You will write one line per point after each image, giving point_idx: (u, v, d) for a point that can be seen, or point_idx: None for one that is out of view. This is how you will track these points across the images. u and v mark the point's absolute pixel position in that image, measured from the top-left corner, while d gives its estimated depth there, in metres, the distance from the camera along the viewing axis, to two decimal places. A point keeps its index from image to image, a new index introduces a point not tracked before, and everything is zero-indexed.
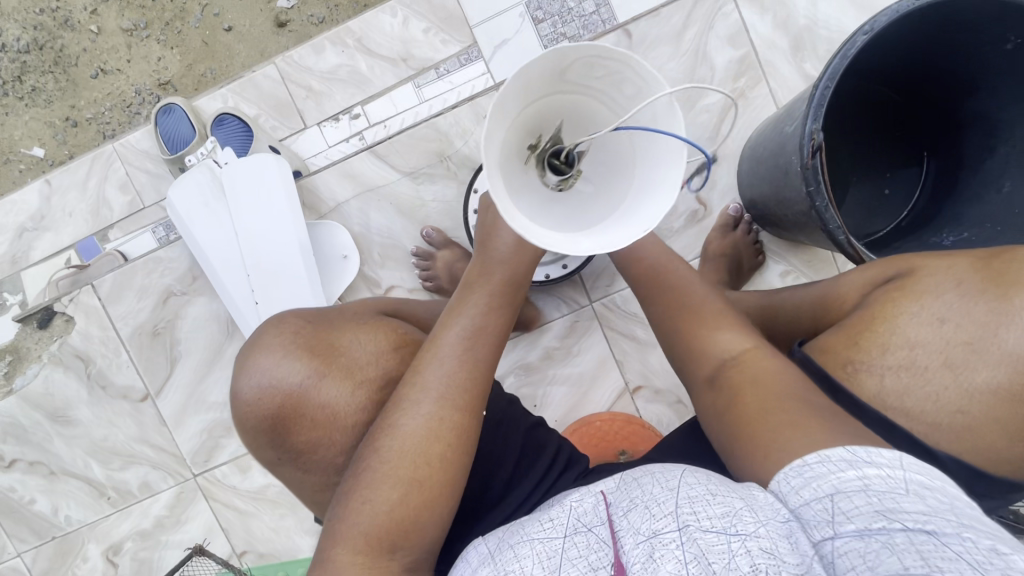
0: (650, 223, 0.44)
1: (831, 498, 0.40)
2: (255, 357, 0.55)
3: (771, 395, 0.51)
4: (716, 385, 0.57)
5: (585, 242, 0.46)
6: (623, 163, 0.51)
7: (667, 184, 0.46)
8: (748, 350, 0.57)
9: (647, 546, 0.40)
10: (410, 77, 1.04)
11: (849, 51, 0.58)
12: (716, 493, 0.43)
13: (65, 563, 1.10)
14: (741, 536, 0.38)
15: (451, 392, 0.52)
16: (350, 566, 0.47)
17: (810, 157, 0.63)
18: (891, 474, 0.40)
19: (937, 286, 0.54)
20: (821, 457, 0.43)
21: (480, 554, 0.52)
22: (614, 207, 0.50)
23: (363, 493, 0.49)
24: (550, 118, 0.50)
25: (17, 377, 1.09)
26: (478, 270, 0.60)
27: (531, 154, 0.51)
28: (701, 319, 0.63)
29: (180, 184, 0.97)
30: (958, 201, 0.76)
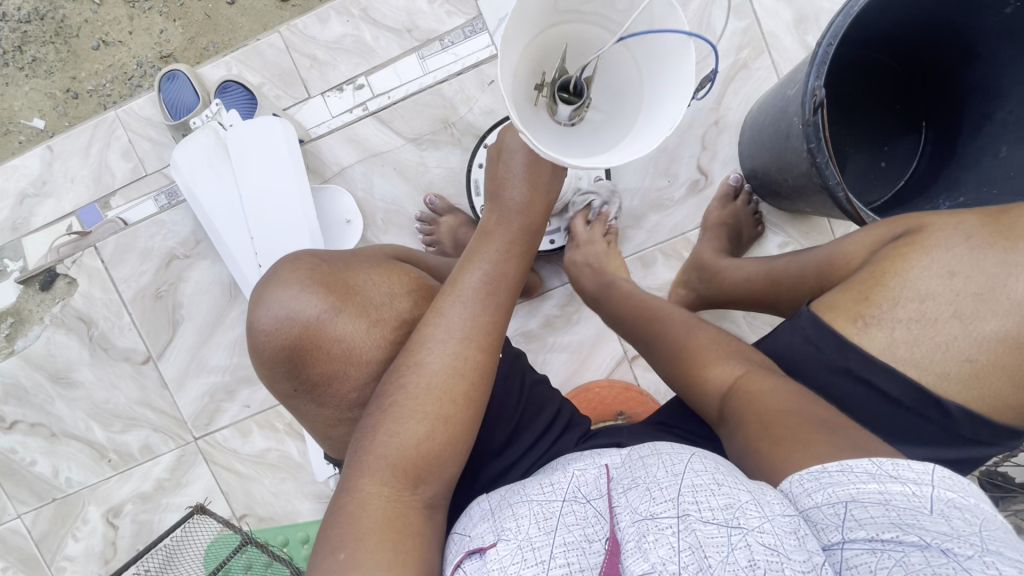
0: (671, 126, 0.46)
1: (844, 505, 0.39)
2: (273, 291, 0.57)
3: (774, 415, 0.50)
4: (725, 415, 0.55)
5: (613, 158, 0.48)
6: (630, 84, 0.53)
7: (683, 87, 0.47)
8: (742, 376, 0.56)
9: (642, 526, 0.40)
10: (414, 48, 1.04)
11: (852, 9, 0.59)
12: (722, 483, 0.42)
13: (65, 525, 1.11)
14: (742, 530, 0.37)
15: (473, 333, 0.54)
16: (377, 497, 0.48)
17: (811, 113, 0.64)
18: (917, 492, 0.39)
19: (947, 239, 0.54)
20: (842, 467, 0.42)
21: (481, 511, 0.52)
22: (628, 128, 0.52)
23: (389, 428, 0.50)
24: (550, 53, 0.52)
25: (18, 340, 1.10)
26: (493, 218, 0.60)
27: (539, 93, 0.52)
28: (693, 355, 0.61)
29: (184, 146, 0.97)
30: (956, 168, 0.77)
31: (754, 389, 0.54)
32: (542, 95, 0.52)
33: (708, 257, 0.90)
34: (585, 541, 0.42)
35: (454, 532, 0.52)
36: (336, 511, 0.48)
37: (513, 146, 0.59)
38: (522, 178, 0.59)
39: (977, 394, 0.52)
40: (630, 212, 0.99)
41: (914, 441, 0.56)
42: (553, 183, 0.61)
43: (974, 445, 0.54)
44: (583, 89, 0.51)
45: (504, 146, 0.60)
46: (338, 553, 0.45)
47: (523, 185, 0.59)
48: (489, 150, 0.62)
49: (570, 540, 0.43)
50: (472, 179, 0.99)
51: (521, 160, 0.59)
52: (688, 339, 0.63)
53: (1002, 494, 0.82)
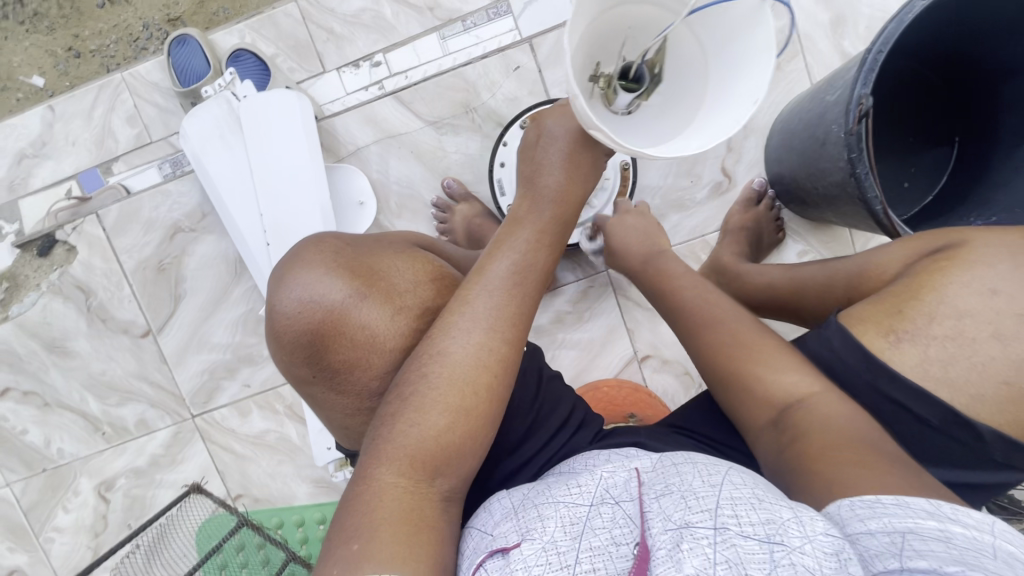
0: (758, 98, 0.44)
1: (902, 535, 0.38)
2: (295, 273, 0.55)
3: (844, 442, 0.49)
4: (784, 431, 0.54)
5: (691, 144, 0.46)
6: (689, 64, 0.50)
7: (760, 66, 0.45)
8: (814, 393, 0.55)
9: (676, 533, 0.37)
10: (435, 27, 1.00)
11: (908, 15, 0.57)
12: (763, 499, 0.41)
13: (55, 496, 1.09)
14: (785, 548, 0.35)
15: (500, 323, 0.51)
16: (393, 488, 0.46)
17: (855, 122, 0.62)
18: (978, 536, 0.38)
19: (991, 257, 0.52)
20: (899, 500, 0.42)
21: (503, 509, 0.51)
22: (694, 110, 0.49)
23: (410, 417, 0.48)
24: (603, 40, 0.49)
25: (14, 305, 1.06)
26: (524, 206, 0.56)
27: (594, 85, 0.50)
28: (753, 355, 0.60)
29: (195, 115, 0.94)
30: (990, 184, 0.75)
31: (815, 409, 0.53)
32: (597, 86, 0.49)
33: (727, 261, 0.88)
34: (612, 544, 0.39)
35: (473, 528, 0.51)
36: (350, 500, 0.46)
37: (554, 130, 0.55)
38: (559, 165, 0.55)
39: (1013, 418, 0.50)
40: (650, 210, 0.97)
41: (941, 457, 0.55)
42: (590, 175, 0.56)
43: (1002, 469, 0.53)
44: (642, 75, 0.50)
45: (544, 130, 0.56)
46: (351, 544, 0.43)
47: (560, 174, 0.55)
48: (529, 122, 0.58)
49: (597, 544, 0.40)
50: (495, 177, 0.96)
51: (560, 148, 0.55)
52: (752, 341, 0.61)
53: (1008, 516, 0.82)
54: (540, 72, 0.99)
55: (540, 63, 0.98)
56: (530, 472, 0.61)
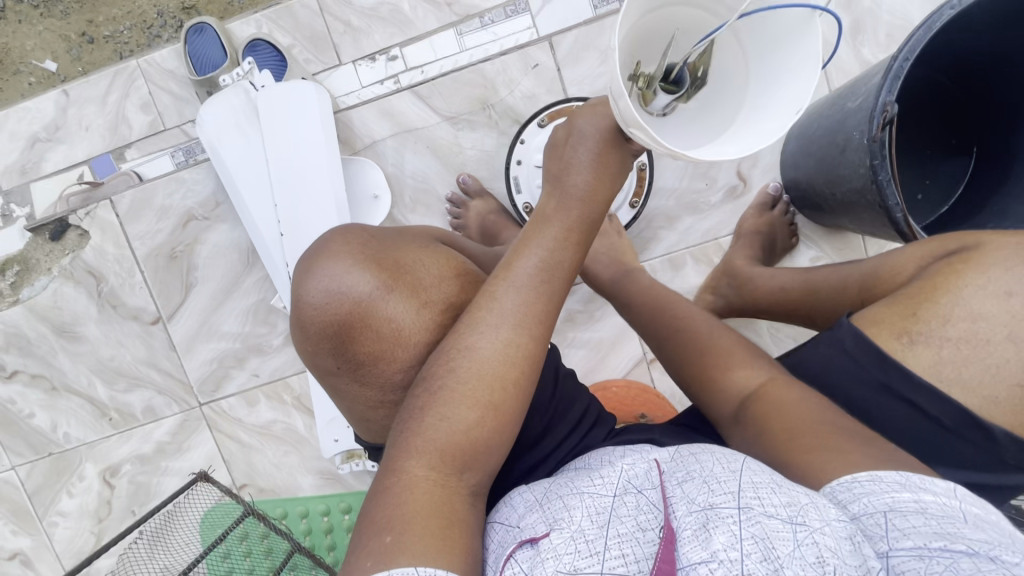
0: (800, 107, 0.44)
1: (885, 514, 0.40)
2: (323, 265, 0.56)
3: (792, 425, 0.50)
4: (743, 420, 0.55)
5: (729, 149, 0.46)
6: (729, 69, 0.50)
7: (804, 77, 0.45)
8: (767, 383, 0.56)
9: (701, 515, 0.39)
10: (453, 23, 1.00)
11: (936, 24, 0.57)
12: (783, 484, 0.42)
13: (60, 480, 1.09)
14: (807, 528, 0.36)
15: (527, 320, 0.51)
16: (423, 481, 0.46)
17: (879, 129, 0.62)
18: (948, 503, 0.41)
19: (1004, 260, 0.53)
20: (873, 477, 0.43)
21: (526, 502, 0.51)
22: (733, 116, 0.49)
23: (438, 411, 0.49)
24: (645, 40, 0.49)
25: (24, 288, 1.06)
26: (551, 204, 0.56)
27: (633, 84, 0.49)
28: (712, 353, 0.62)
29: (213, 104, 0.94)
30: (1006, 195, 0.75)
31: (767, 399, 0.54)
32: (637, 86, 0.50)
33: (740, 264, 0.88)
34: (639, 530, 0.40)
35: (495, 523, 0.51)
36: (380, 491, 0.47)
37: (585, 129, 0.55)
38: (588, 163, 0.54)
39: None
40: (664, 212, 0.97)
41: (951, 460, 0.55)
42: (619, 172, 0.56)
43: (1013, 474, 0.54)
44: (682, 78, 0.49)
45: (573, 129, 0.55)
46: (384, 536, 0.43)
47: (588, 171, 0.55)
48: (561, 122, 0.57)
49: (625, 531, 0.41)
50: (510, 175, 0.96)
51: (589, 147, 0.54)
52: (711, 342, 0.63)
53: None
54: (558, 71, 0.98)
55: (558, 62, 0.98)
56: (548, 469, 0.62)
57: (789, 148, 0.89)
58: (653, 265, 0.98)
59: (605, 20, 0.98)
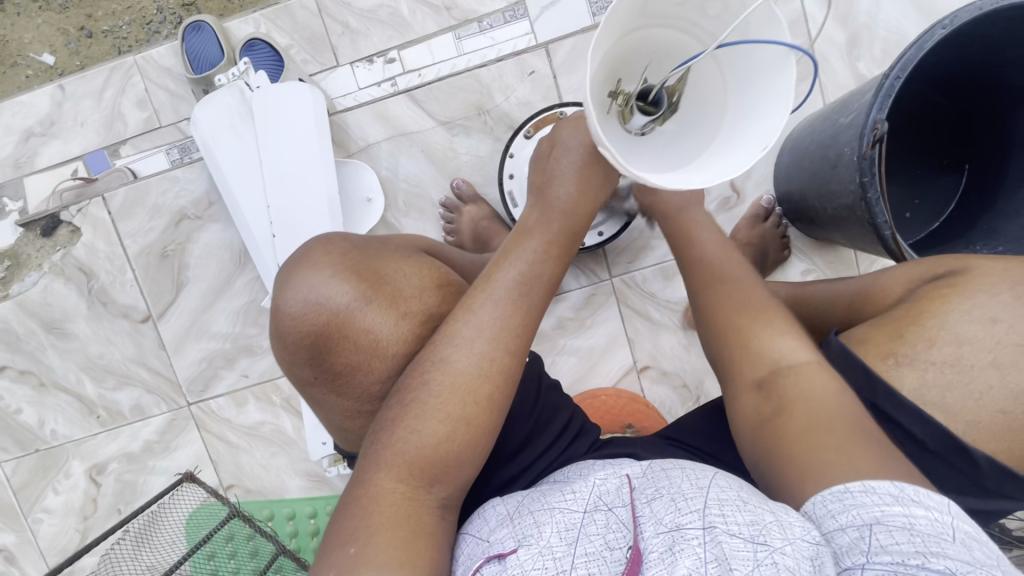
0: (766, 142, 0.43)
1: (869, 528, 0.39)
2: (303, 274, 0.56)
3: (821, 418, 0.48)
4: (766, 391, 0.54)
5: (697, 177, 0.46)
6: (708, 96, 0.50)
7: (775, 112, 0.44)
8: (809, 362, 0.53)
9: (668, 537, 0.39)
10: (451, 27, 1.00)
11: (926, 43, 0.57)
12: (749, 500, 0.42)
13: (46, 477, 1.08)
14: (769, 548, 0.36)
15: (503, 334, 0.51)
16: (391, 493, 0.46)
17: (869, 147, 0.62)
18: (941, 518, 0.39)
19: (989, 284, 0.53)
20: (866, 487, 0.42)
21: (498, 516, 0.51)
22: (709, 140, 0.49)
23: (410, 423, 0.49)
24: (628, 59, 0.49)
25: (14, 284, 1.06)
26: (535, 217, 0.56)
27: (613, 102, 0.50)
28: (756, 314, 0.58)
29: (208, 103, 0.94)
30: (998, 214, 0.75)
31: (801, 378, 0.52)
32: (615, 103, 0.50)
33: None
34: (606, 549, 0.41)
35: (467, 534, 0.51)
36: (349, 502, 0.47)
37: (569, 142, 0.55)
38: (571, 176, 0.54)
39: (1008, 446, 0.50)
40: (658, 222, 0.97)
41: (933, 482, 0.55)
42: (602, 186, 0.56)
43: (995, 497, 0.53)
44: (661, 100, 0.50)
45: (557, 140, 0.56)
46: (349, 547, 0.44)
47: (572, 185, 0.55)
48: (551, 130, 0.57)
49: (592, 549, 0.41)
50: (505, 190, 0.95)
51: (573, 160, 0.54)
52: (759, 303, 0.59)
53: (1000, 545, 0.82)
54: (555, 78, 0.98)
55: (555, 69, 0.98)
56: (526, 482, 0.62)
57: (783, 161, 0.90)
58: (644, 275, 0.99)
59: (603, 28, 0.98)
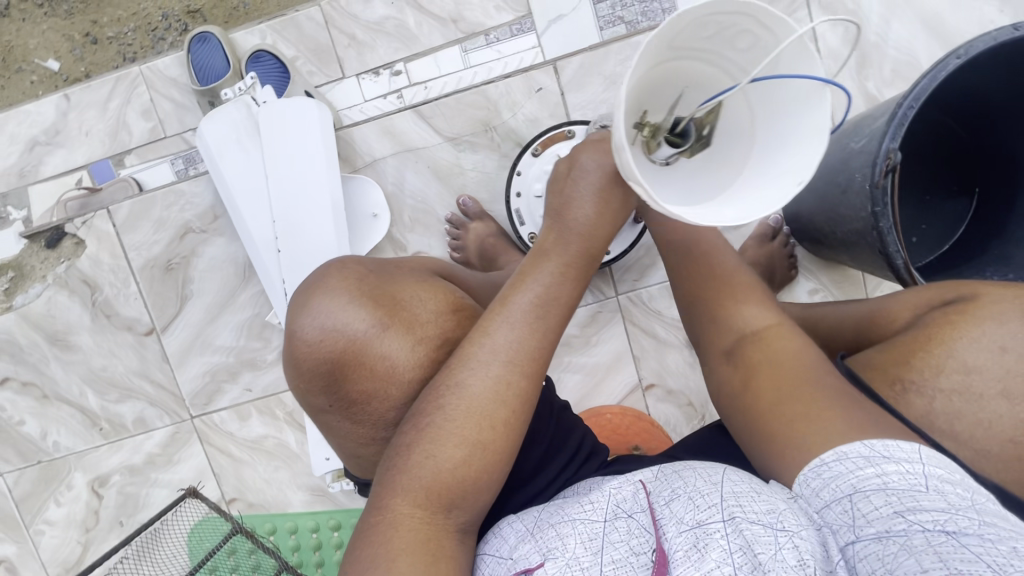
0: (803, 179, 0.43)
1: (849, 499, 0.41)
2: (318, 300, 0.55)
3: (789, 385, 0.50)
4: (734, 360, 0.56)
5: (728, 212, 0.45)
6: (733, 127, 0.49)
7: (809, 148, 0.44)
8: (771, 326, 0.56)
9: (692, 535, 0.43)
10: (458, 40, 1.00)
11: (940, 74, 0.57)
12: (761, 489, 0.45)
13: (48, 489, 1.08)
14: (787, 533, 0.40)
15: (520, 358, 0.51)
16: (408, 520, 0.46)
17: (882, 176, 0.62)
18: (911, 470, 0.41)
19: (1001, 313, 0.53)
20: (839, 455, 0.43)
21: (518, 531, 0.51)
22: (736, 173, 0.49)
23: (426, 448, 0.48)
24: (654, 91, 0.49)
25: (18, 294, 1.06)
26: (554, 238, 0.55)
27: (639, 133, 0.49)
28: (719, 283, 0.60)
29: (214, 117, 0.93)
30: (1009, 238, 0.74)
31: (772, 344, 0.54)
32: (641, 134, 0.49)
33: None
34: (633, 554, 0.44)
35: (485, 555, 0.51)
36: (367, 530, 0.47)
37: (588, 164, 0.54)
38: (589, 199, 0.54)
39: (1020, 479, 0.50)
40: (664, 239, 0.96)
41: None
42: (621, 209, 0.55)
43: None
44: (688, 131, 0.49)
45: (576, 163, 0.55)
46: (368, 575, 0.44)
47: (590, 207, 0.54)
48: (567, 155, 0.56)
49: (619, 556, 0.44)
50: (512, 209, 0.95)
51: (591, 182, 0.54)
52: (726, 271, 0.60)
53: None
54: (562, 94, 0.98)
55: (563, 86, 0.98)
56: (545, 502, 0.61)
57: None
58: (650, 293, 0.99)
59: (610, 43, 0.97)
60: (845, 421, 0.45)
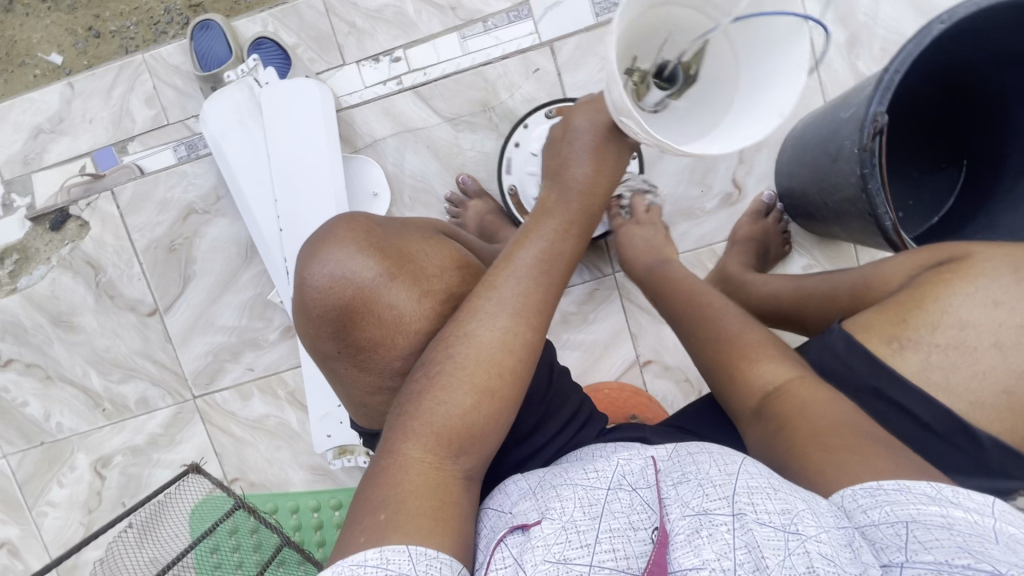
0: (781, 113, 0.48)
1: (905, 525, 0.39)
2: (328, 249, 0.56)
3: (816, 430, 0.49)
4: (765, 417, 0.55)
5: (715, 147, 0.49)
6: (717, 69, 0.52)
7: (788, 83, 0.48)
8: (792, 379, 0.55)
9: (695, 520, 0.39)
10: (456, 27, 1.02)
11: (926, 37, 0.59)
12: (779, 488, 0.41)
13: (51, 470, 1.09)
14: (800, 537, 0.36)
15: (525, 309, 0.52)
16: (418, 462, 0.47)
17: (870, 139, 0.64)
18: (980, 520, 0.38)
19: (993, 269, 0.54)
20: (901, 486, 0.42)
21: (520, 490, 0.52)
22: (721, 112, 0.52)
23: (436, 393, 0.49)
24: (641, 37, 0.51)
25: (22, 277, 1.07)
26: (554, 197, 0.57)
27: (629, 78, 0.52)
28: (736, 353, 0.61)
29: (218, 97, 0.95)
30: (997, 207, 0.76)
31: (792, 397, 0.54)
32: (631, 80, 0.52)
33: (734, 270, 0.89)
34: (631, 528, 0.41)
35: (489, 508, 0.52)
36: (376, 472, 0.47)
37: (581, 126, 0.56)
38: (587, 157, 0.56)
39: (1010, 426, 0.52)
40: None
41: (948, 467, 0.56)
42: (616, 166, 0.58)
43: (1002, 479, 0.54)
44: (676, 75, 0.52)
45: (570, 126, 0.57)
46: (378, 513, 0.44)
47: (587, 165, 0.56)
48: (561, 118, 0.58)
49: (617, 526, 0.41)
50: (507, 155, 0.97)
51: (585, 144, 0.56)
52: (739, 335, 0.62)
53: None
54: (559, 75, 1.00)
55: (559, 67, 1.00)
56: (542, 460, 0.63)
57: (781, 158, 0.91)
58: None
59: (606, 27, 0.99)
60: (867, 462, 0.44)
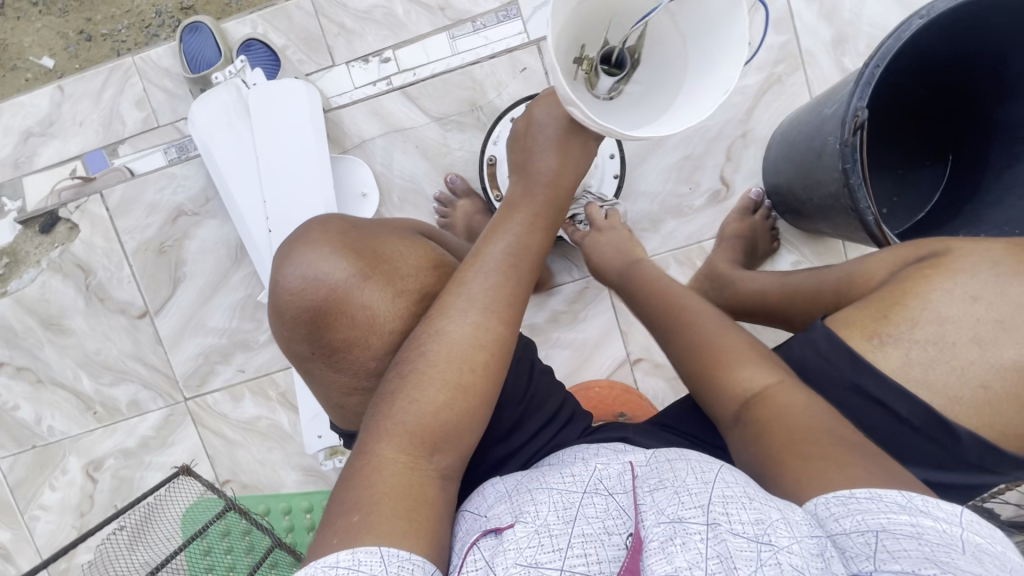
0: (726, 89, 0.48)
1: (875, 534, 0.39)
2: (301, 251, 0.57)
3: (798, 437, 0.49)
4: (745, 424, 0.54)
5: (664, 128, 0.50)
6: (666, 51, 0.54)
7: (732, 59, 0.49)
8: (772, 385, 0.55)
9: (669, 527, 0.39)
10: (445, 27, 1.02)
11: (906, 32, 0.59)
12: (754, 497, 0.41)
13: (43, 474, 1.09)
14: (772, 547, 0.36)
15: (496, 303, 0.53)
16: (392, 462, 0.47)
17: (851, 134, 0.64)
18: (948, 530, 0.39)
19: (971, 265, 0.54)
20: (873, 494, 0.42)
21: (496, 493, 0.52)
22: (673, 94, 0.53)
23: (409, 391, 0.50)
24: (586, 25, 0.53)
25: (12, 280, 1.07)
26: (521, 191, 0.58)
27: (578, 67, 0.54)
28: (717, 358, 0.60)
29: (204, 100, 0.95)
30: (981, 201, 0.76)
31: (774, 402, 0.53)
32: (581, 68, 0.54)
33: (722, 267, 0.88)
34: (605, 533, 0.41)
35: (466, 511, 0.52)
36: (352, 475, 0.47)
37: (543, 119, 0.57)
38: (551, 151, 0.57)
39: (989, 422, 0.52)
40: (648, 215, 0.98)
41: (922, 460, 0.57)
42: (582, 158, 0.58)
43: (977, 471, 0.55)
44: (624, 59, 0.54)
45: (532, 119, 0.58)
46: (351, 515, 0.44)
47: (551, 158, 0.57)
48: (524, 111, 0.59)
49: (590, 531, 0.41)
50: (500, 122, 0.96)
51: (548, 137, 0.57)
52: (715, 339, 0.61)
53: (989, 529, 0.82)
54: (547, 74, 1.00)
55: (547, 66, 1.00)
56: (520, 459, 0.63)
57: (769, 155, 0.91)
58: None
59: None
60: (839, 470, 0.45)
